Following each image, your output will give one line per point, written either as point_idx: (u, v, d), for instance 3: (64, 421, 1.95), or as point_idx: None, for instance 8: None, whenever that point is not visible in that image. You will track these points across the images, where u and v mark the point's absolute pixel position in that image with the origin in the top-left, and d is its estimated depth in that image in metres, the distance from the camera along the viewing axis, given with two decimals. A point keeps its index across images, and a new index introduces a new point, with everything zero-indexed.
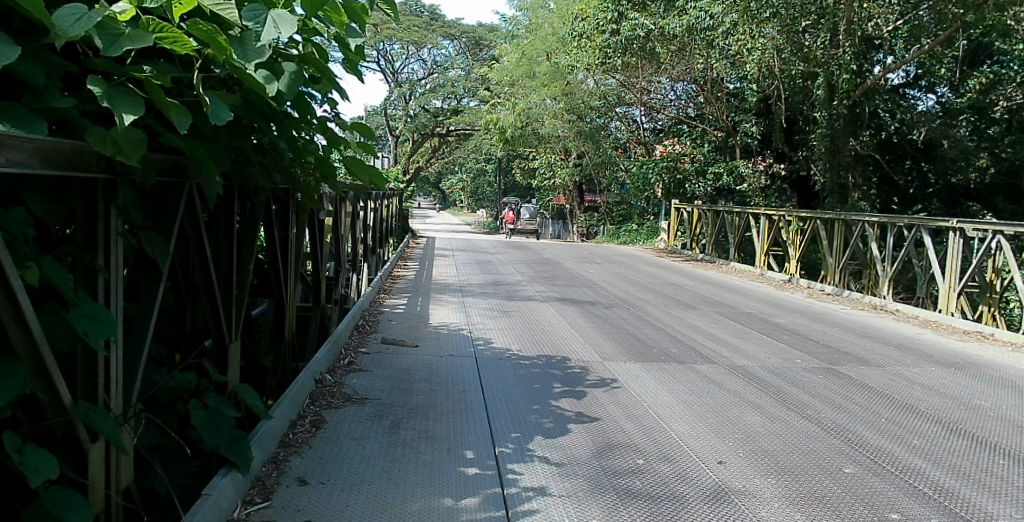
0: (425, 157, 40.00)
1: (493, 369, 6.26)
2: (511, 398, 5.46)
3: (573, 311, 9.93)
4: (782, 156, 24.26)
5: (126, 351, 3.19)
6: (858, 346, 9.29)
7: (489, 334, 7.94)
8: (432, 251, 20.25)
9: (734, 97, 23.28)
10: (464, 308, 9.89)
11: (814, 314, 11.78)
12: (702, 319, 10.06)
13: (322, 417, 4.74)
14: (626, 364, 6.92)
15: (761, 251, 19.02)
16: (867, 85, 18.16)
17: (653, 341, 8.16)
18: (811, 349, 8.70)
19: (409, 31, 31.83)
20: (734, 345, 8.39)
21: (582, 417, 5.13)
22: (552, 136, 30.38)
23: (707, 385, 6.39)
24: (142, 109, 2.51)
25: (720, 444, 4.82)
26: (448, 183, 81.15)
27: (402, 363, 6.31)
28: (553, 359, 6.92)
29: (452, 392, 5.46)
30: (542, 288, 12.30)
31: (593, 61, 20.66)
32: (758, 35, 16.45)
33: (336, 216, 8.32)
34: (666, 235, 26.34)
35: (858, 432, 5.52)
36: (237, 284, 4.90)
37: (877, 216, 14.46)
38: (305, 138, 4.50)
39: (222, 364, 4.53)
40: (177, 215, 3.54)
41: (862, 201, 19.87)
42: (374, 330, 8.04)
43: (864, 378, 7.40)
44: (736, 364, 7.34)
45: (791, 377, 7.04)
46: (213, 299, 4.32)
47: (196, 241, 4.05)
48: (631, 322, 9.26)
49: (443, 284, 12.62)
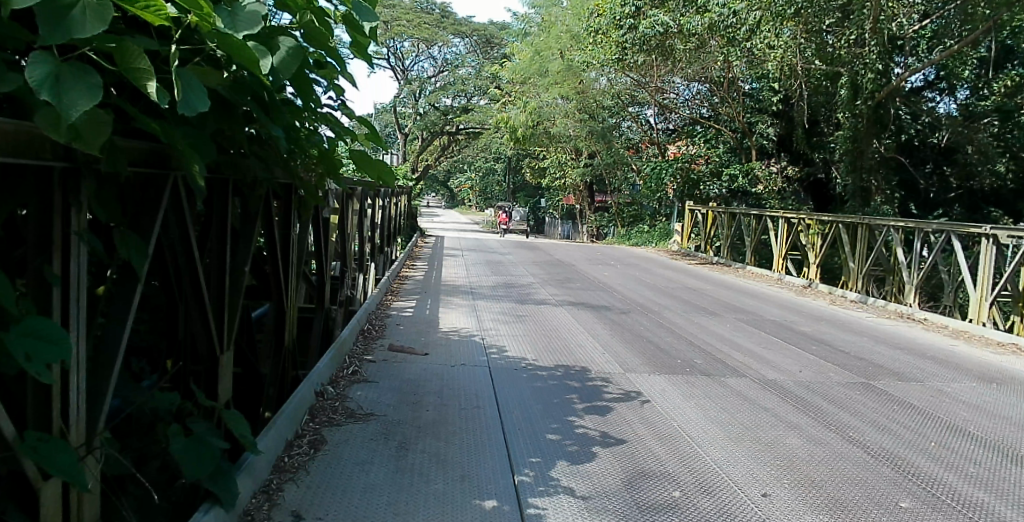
0: (435, 156, 39.51)
1: (508, 381, 5.80)
2: (529, 415, 5.01)
3: (590, 316, 9.46)
4: (800, 158, 23.66)
5: (92, 372, 2.79)
6: (890, 358, 8.77)
7: (502, 341, 7.48)
8: (440, 251, 19.82)
9: (751, 97, 22.70)
10: (476, 311, 9.44)
11: (841, 323, 11.24)
12: (725, 327, 9.57)
13: (321, 437, 4.30)
14: (650, 377, 6.44)
15: (779, 255, 18.44)
16: (892, 85, 17.59)
17: (676, 350, 7.68)
18: (842, 361, 8.20)
19: (420, 28, 31.36)
20: (762, 356, 7.89)
21: (607, 439, 4.66)
22: (563, 135, 29.83)
23: (739, 402, 5.91)
24: (99, 93, 2.03)
25: (762, 472, 4.37)
26: (457, 182, 80.68)
27: (410, 373, 5.84)
28: (572, 369, 6.44)
29: (466, 409, 5.01)
30: (556, 292, 11.84)
31: (609, 58, 20.01)
32: (779, 33, 15.91)
33: (341, 214, 7.88)
34: (679, 237, 25.77)
35: (909, 458, 5.03)
36: (232, 289, 4.48)
37: (902, 221, 13.87)
38: (308, 128, 4.08)
39: (213, 377, 4.11)
40: (159, 214, 3.13)
41: (884, 205, 19.26)
42: (380, 335, 7.57)
43: (903, 395, 6.90)
44: (767, 378, 6.86)
45: (826, 393, 6.56)
46: (203, 306, 3.86)
47: (184, 244, 3.64)
48: (651, 329, 8.78)
49: (453, 286, 12.15)
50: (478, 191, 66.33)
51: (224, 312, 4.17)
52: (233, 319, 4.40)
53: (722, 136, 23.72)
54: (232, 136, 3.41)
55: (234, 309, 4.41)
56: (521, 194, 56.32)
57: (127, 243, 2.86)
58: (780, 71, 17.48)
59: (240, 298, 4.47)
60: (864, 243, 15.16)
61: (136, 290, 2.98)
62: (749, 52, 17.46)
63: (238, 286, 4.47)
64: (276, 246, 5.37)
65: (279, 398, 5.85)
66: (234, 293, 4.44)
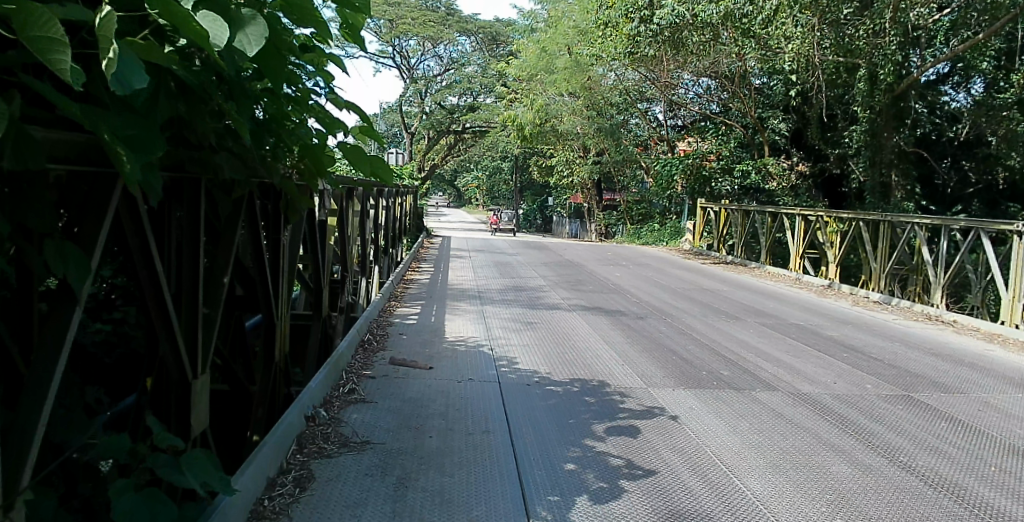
0: (441, 155, 39.01)
1: (519, 399, 5.29)
2: (545, 439, 4.50)
3: (606, 322, 8.90)
4: (815, 155, 23.03)
5: (17, 421, 2.33)
6: (927, 365, 8.20)
7: (513, 351, 6.97)
8: (447, 252, 19.30)
9: (763, 91, 22.10)
10: (484, 318, 8.92)
11: (867, 326, 10.66)
12: (749, 332, 9.01)
13: (309, 473, 3.79)
14: (675, 392, 5.90)
15: (795, 254, 17.86)
16: (913, 78, 16.99)
17: (700, 360, 7.15)
18: (875, 370, 7.64)
19: (425, 26, 30.86)
20: (793, 367, 7.33)
21: (635, 470, 4.13)
22: (571, 132, 29.28)
23: (776, 421, 5.38)
24: None
25: (810, 509, 3.86)
26: (462, 181, 80.07)
27: (412, 391, 5.33)
28: (589, 383, 5.91)
29: (474, 433, 4.51)
30: (567, 295, 11.32)
31: (621, 51, 19.41)
32: (797, 22, 15.27)
33: (340, 214, 7.38)
34: (690, 235, 25.15)
35: (971, 488, 4.49)
36: (210, 301, 3.96)
37: (927, 218, 13.25)
38: (293, 120, 3.59)
39: (185, 406, 3.60)
40: (106, 222, 2.64)
41: (905, 201, 18.64)
42: (381, 345, 7.03)
43: (950, 409, 6.36)
44: (801, 391, 6.32)
45: (866, 409, 6.03)
46: (169, 325, 3.35)
47: (143, 254, 3.13)
48: (671, 336, 8.24)
49: (460, 289, 11.63)
50: (485, 191, 65.79)
51: (198, 331, 3.67)
52: (211, 336, 3.89)
53: (734, 132, 23.10)
54: (201, 135, 2.97)
55: (212, 325, 3.91)
56: (527, 193, 55.70)
57: (63, 256, 2.38)
58: (796, 64, 16.88)
59: (218, 312, 3.96)
60: (886, 241, 14.56)
61: (73, 313, 2.49)
62: (765, 44, 16.86)
63: (215, 298, 3.96)
64: (262, 253, 4.86)
65: (270, 419, 5.32)
66: (212, 307, 3.93)
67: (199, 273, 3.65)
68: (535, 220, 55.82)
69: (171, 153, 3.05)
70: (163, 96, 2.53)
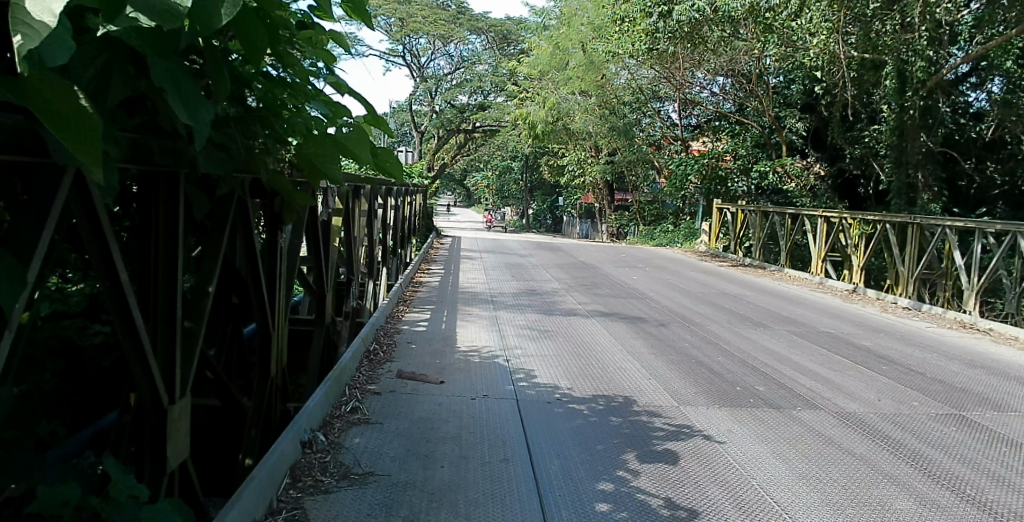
0: (451, 154, 38.45)
1: (540, 419, 4.80)
2: (571, 470, 3.99)
3: (627, 329, 8.38)
4: (833, 154, 22.29)
5: None
6: (972, 378, 7.61)
7: (530, 362, 6.45)
8: (457, 253, 18.81)
9: (781, 90, 21.48)
10: (497, 325, 8.40)
11: (902, 335, 10.06)
12: (779, 342, 8.43)
13: (302, 512, 3.31)
14: (709, 412, 5.34)
15: (817, 258, 17.24)
16: (942, 74, 16.36)
17: (732, 373, 6.61)
18: (919, 386, 7.05)
19: (437, 25, 30.34)
20: (832, 382, 6.75)
21: (677, 511, 3.60)
22: (584, 132, 28.66)
23: (825, 447, 4.84)
24: None
25: None
26: (471, 180, 79.45)
27: (421, 411, 4.84)
28: (614, 401, 5.36)
29: (491, 463, 4.03)
30: (583, 299, 10.80)
31: (638, 46, 18.71)
32: (823, 17, 14.63)
33: (346, 214, 6.91)
34: (706, 237, 24.51)
35: None
36: (192, 313, 3.47)
37: (959, 221, 12.60)
38: (289, 105, 3.14)
39: (158, 434, 3.12)
40: (48, 227, 2.16)
41: (932, 203, 17.98)
42: (388, 354, 6.51)
43: (1009, 429, 5.79)
44: (846, 411, 5.78)
45: (919, 431, 5.49)
46: (141, 348, 2.88)
47: (104, 265, 2.67)
48: (697, 346, 7.69)
49: (472, 293, 11.14)
50: (494, 192, 65.18)
51: (177, 351, 3.17)
52: (195, 354, 3.40)
53: (751, 131, 22.47)
54: (172, 122, 2.50)
55: (193, 340, 3.40)
56: (538, 193, 55.13)
57: None
58: (819, 61, 16.26)
59: (202, 327, 3.46)
60: (915, 244, 13.91)
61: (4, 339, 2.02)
62: (788, 39, 16.22)
63: (199, 310, 3.46)
64: (255, 257, 4.35)
65: (263, 442, 4.80)
66: (195, 321, 3.44)
67: (179, 285, 3.16)
68: (546, 220, 55.58)
69: (138, 140, 2.58)
70: (116, 71, 2.06)
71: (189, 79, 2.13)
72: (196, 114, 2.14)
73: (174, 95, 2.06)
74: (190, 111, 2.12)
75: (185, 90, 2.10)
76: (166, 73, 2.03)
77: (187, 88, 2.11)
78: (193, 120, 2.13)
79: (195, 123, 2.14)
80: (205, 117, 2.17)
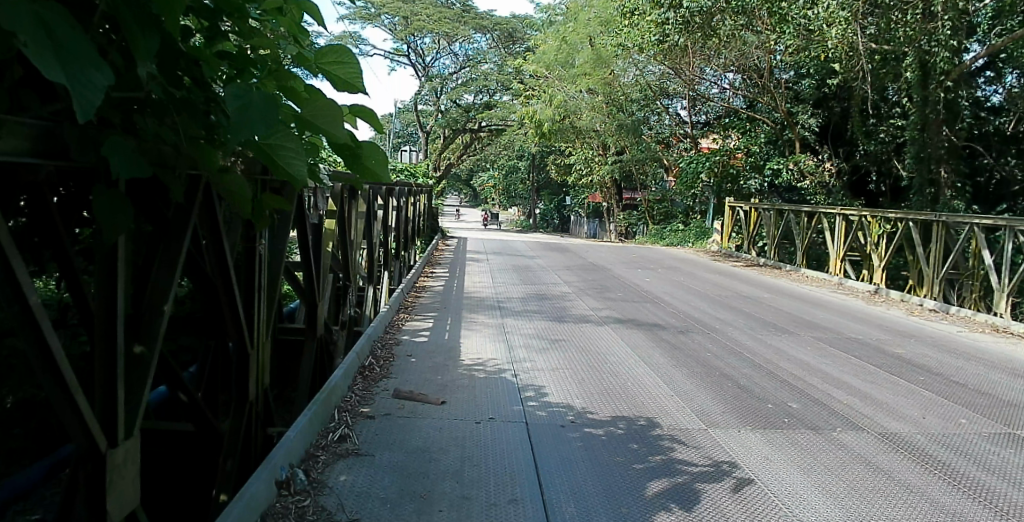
0: (457, 154, 37.92)
1: (551, 448, 4.26)
2: (586, 511, 3.47)
3: (643, 338, 7.85)
4: (847, 150, 21.62)
5: None
6: (1017, 390, 7.02)
7: (540, 378, 5.91)
8: (462, 254, 18.25)
9: (794, 84, 20.82)
10: (505, 334, 7.86)
11: (935, 341, 9.44)
12: (806, 351, 7.84)
13: None
14: (739, 435, 4.80)
15: (836, 258, 16.58)
16: (965, 67, 15.69)
17: (760, 388, 6.05)
18: (963, 399, 6.47)
19: (440, 22, 29.73)
20: (870, 396, 6.19)
21: None
22: (591, 130, 28.03)
23: (873, 477, 4.29)
24: None
25: None
26: (478, 181, 79.00)
27: (418, 439, 4.30)
28: (636, 423, 4.83)
29: (495, 503, 3.50)
30: (595, 304, 10.25)
31: (648, 40, 18.03)
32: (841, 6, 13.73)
33: (341, 216, 6.35)
34: (718, 236, 23.87)
35: None
36: (146, 335, 2.91)
37: (987, 219, 11.96)
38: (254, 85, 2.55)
39: (95, 486, 2.60)
40: None
41: (954, 199, 17.30)
42: (385, 372, 5.91)
43: None
44: (889, 431, 5.23)
45: (971, 453, 4.94)
46: (66, 389, 2.36)
47: (9, 287, 2.15)
48: (721, 357, 7.12)
49: (477, 298, 10.60)
50: (500, 192, 64.56)
51: (119, 384, 2.65)
52: (148, 385, 2.87)
53: (762, 128, 21.79)
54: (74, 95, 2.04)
55: (145, 369, 2.87)
56: (544, 192, 54.51)
57: None
58: (838, 52, 15.56)
59: (157, 352, 2.92)
60: (940, 243, 13.24)
61: None
62: (805, 31, 15.55)
63: (151, 333, 2.92)
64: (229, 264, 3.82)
65: (241, 474, 4.25)
66: (147, 346, 2.89)
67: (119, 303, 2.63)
68: (553, 220, 55.01)
69: (50, 130, 2.20)
70: None
71: (70, 26, 1.61)
72: (78, 71, 1.59)
73: (45, 50, 1.55)
74: (67, 65, 1.57)
75: (62, 42, 1.57)
76: (31, 14, 1.54)
77: (69, 43, 1.59)
78: (72, 79, 1.57)
79: (76, 86, 1.58)
80: (97, 84, 1.62)
